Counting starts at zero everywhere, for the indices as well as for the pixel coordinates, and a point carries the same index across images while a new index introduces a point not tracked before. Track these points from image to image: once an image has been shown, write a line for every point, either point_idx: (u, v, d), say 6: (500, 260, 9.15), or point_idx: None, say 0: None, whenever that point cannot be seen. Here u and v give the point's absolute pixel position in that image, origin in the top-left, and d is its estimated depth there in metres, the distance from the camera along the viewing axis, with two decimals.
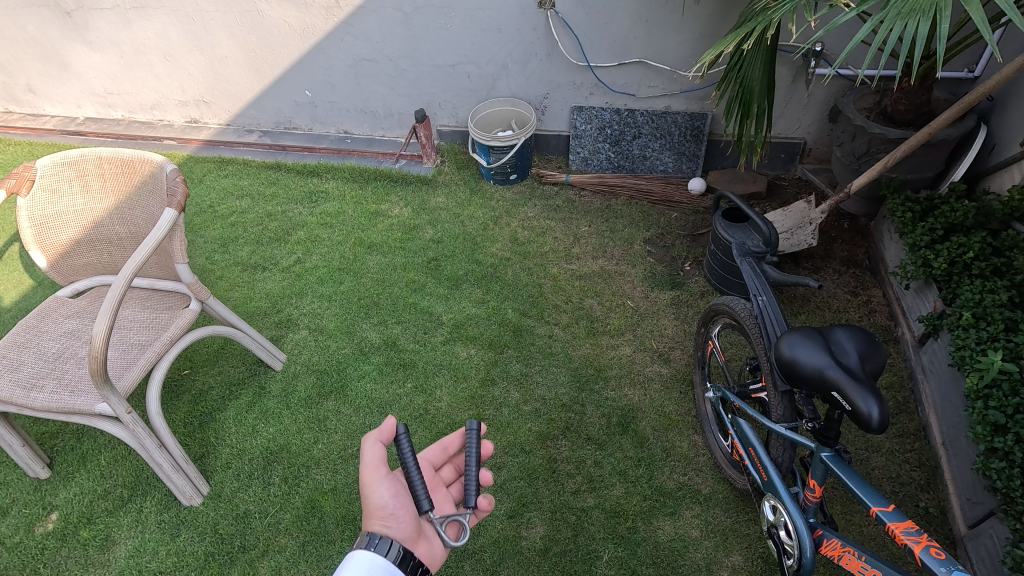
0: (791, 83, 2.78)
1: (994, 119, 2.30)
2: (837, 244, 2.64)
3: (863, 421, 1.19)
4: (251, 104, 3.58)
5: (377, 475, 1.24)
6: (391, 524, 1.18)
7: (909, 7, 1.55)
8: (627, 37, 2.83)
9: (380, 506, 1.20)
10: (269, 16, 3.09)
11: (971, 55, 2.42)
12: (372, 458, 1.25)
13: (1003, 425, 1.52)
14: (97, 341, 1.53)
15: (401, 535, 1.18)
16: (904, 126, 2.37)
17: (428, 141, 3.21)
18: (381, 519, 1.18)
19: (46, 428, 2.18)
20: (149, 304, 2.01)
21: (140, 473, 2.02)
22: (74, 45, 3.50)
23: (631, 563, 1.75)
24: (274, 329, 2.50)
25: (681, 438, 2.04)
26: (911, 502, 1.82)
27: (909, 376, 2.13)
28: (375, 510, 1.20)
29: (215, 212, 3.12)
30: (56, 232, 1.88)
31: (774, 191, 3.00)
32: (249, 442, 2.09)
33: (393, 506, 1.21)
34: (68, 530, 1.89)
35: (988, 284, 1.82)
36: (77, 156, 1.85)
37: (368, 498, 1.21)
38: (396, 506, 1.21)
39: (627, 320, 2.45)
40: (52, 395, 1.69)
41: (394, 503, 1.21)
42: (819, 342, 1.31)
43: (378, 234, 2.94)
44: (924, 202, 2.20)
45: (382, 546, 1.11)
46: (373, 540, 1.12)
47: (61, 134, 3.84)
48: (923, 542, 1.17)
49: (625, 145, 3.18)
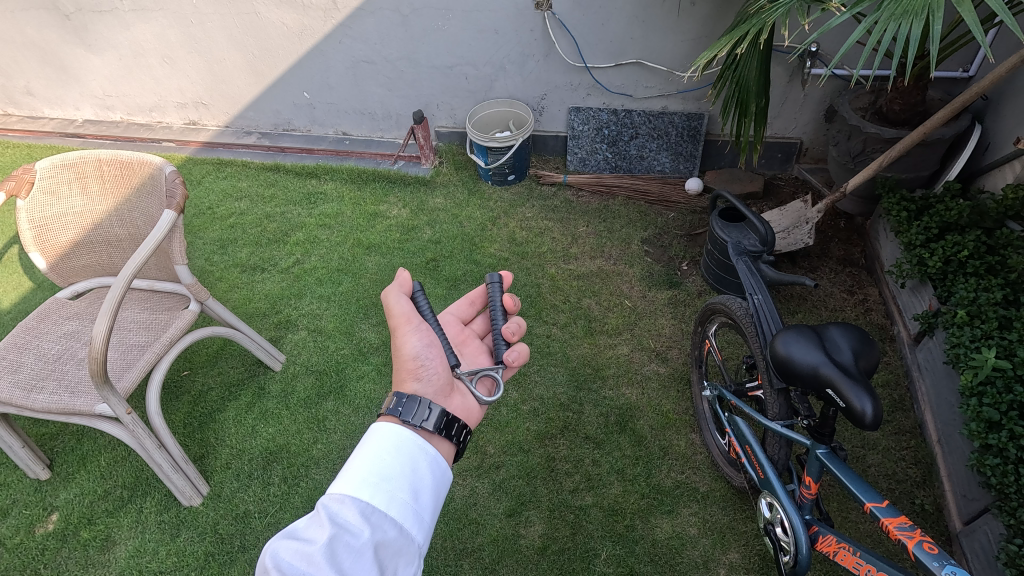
0: (787, 84, 2.80)
1: (988, 119, 2.31)
2: (833, 244, 2.66)
3: (857, 417, 1.20)
4: (250, 105, 3.60)
5: (410, 326, 1.22)
6: (423, 375, 1.17)
7: (902, 8, 1.57)
8: (624, 39, 2.84)
9: (412, 356, 1.18)
10: (267, 18, 3.10)
11: (965, 55, 2.44)
12: (400, 309, 1.23)
13: (997, 422, 1.54)
14: (97, 342, 1.54)
15: (434, 388, 1.16)
16: (899, 125, 2.39)
17: (426, 142, 3.22)
18: (414, 371, 1.17)
19: (46, 429, 2.18)
20: (149, 305, 2.01)
21: (140, 474, 2.03)
22: (73, 48, 3.50)
23: (629, 561, 1.76)
24: (273, 330, 2.50)
25: (679, 436, 2.05)
26: (907, 499, 1.84)
27: (905, 374, 2.14)
28: (407, 361, 1.18)
29: (214, 214, 3.13)
30: (56, 233, 1.88)
31: (770, 191, 3.01)
32: (249, 443, 2.10)
33: (425, 358, 1.19)
34: (68, 531, 1.90)
35: (983, 283, 1.84)
36: (76, 158, 1.86)
37: (399, 348, 1.19)
38: (429, 357, 1.20)
39: (624, 319, 2.46)
40: (52, 396, 1.69)
41: (426, 354, 1.20)
42: (814, 340, 1.33)
43: (377, 235, 2.95)
44: (919, 201, 2.21)
45: (411, 407, 1.03)
46: (401, 401, 1.04)
47: (60, 136, 3.85)
48: (916, 537, 1.19)
49: (623, 145, 3.19)
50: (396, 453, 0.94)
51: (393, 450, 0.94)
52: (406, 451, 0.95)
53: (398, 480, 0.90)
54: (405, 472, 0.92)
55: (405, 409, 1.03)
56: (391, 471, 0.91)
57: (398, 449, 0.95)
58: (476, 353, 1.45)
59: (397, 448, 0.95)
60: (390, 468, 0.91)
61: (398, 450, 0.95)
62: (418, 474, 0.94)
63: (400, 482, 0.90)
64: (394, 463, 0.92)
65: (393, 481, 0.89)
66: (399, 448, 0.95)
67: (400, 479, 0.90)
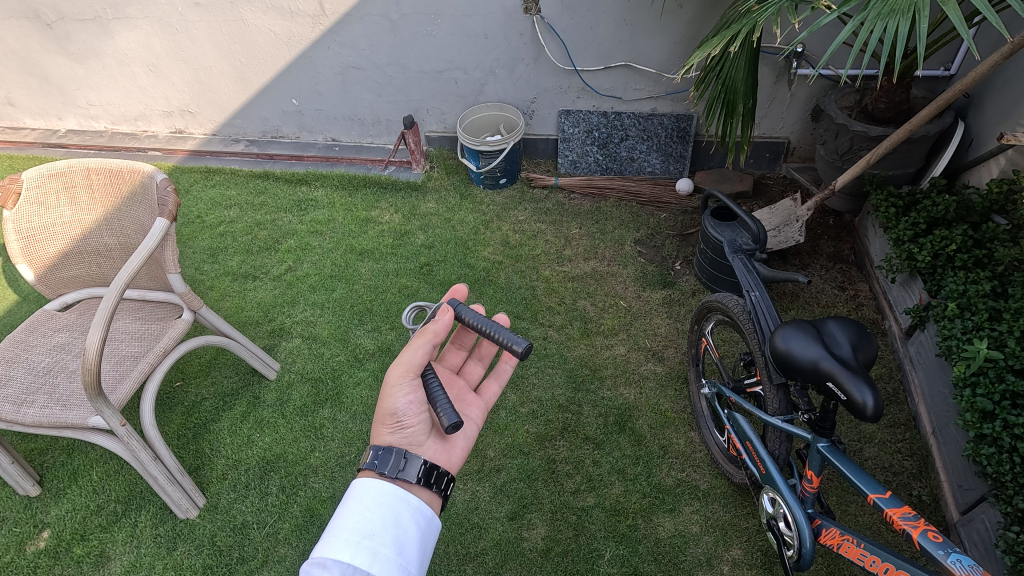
0: (774, 83, 2.83)
1: (971, 116, 2.36)
2: (823, 240, 2.69)
3: (858, 409, 1.21)
4: (236, 113, 3.57)
5: (399, 379, 1.21)
6: (398, 430, 1.20)
7: (889, 7, 1.59)
8: (613, 42, 2.86)
9: (393, 412, 1.20)
10: (254, 25, 3.08)
11: (947, 54, 2.49)
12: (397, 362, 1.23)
13: (991, 412, 1.55)
14: (90, 353, 1.51)
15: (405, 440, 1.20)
16: (885, 123, 2.43)
17: (417, 147, 3.21)
18: (393, 424, 1.20)
19: (35, 444, 2.14)
20: (141, 315, 1.98)
21: (133, 487, 1.99)
22: (55, 57, 3.45)
23: (633, 560, 1.76)
24: (267, 338, 2.48)
25: (678, 435, 2.06)
26: (905, 490, 1.86)
27: (897, 367, 2.17)
28: (387, 413, 1.21)
29: (203, 222, 3.09)
30: (43, 245, 1.85)
31: (760, 190, 3.05)
32: (245, 452, 2.07)
33: (404, 414, 1.21)
34: (61, 548, 1.85)
35: (971, 276, 1.87)
36: (64, 167, 1.83)
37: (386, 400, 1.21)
38: (406, 414, 1.21)
39: (620, 320, 2.47)
40: (44, 410, 1.66)
41: (406, 411, 1.21)
42: (812, 335, 1.34)
43: (369, 240, 2.93)
44: (906, 197, 2.25)
45: (388, 458, 1.08)
46: (378, 453, 1.09)
47: (42, 146, 3.79)
48: (920, 526, 1.21)
49: (613, 147, 3.21)
50: (376, 509, 1.00)
51: (374, 506, 1.01)
52: (386, 504, 1.02)
53: (379, 536, 0.96)
54: (388, 526, 0.98)
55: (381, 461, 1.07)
56: (373, 528, 0.97)
57: (380, 504, 1.01)
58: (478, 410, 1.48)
59: (379, 504, 1.01)
60: (371, 526, 0.97)
61: (379, 504, 1.02)
62: (400, 525, 1.00)
63: (382, 538, 0.96)
64: (376, 519, 0.99)
65: (374, 538, 0.95)
66: (380, 503, 1.01)
67: (381, 535, 0.96)
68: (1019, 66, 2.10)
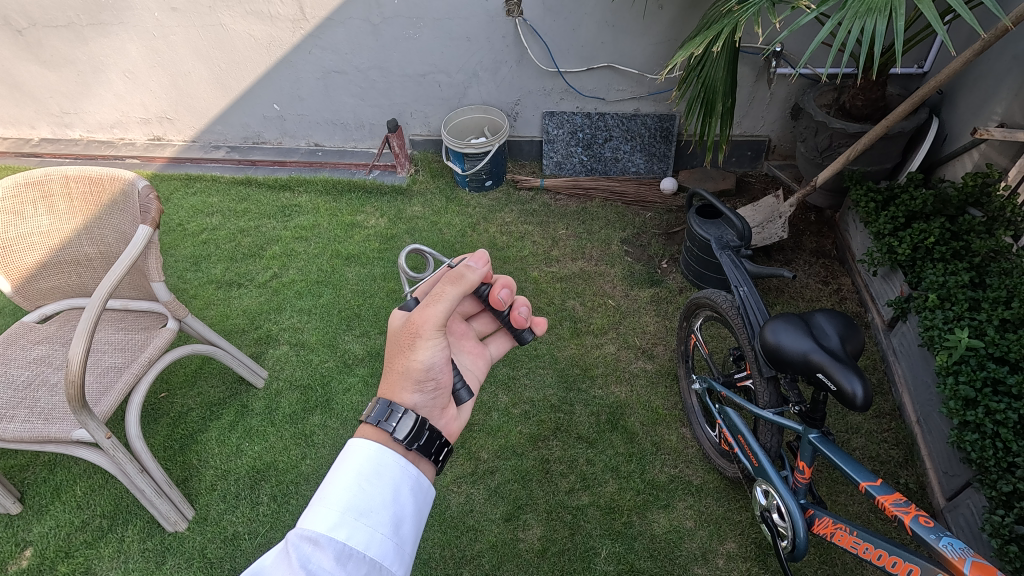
0: (754, 83, 2.88)
1: (944, 112, 2.42)
2: (806, 236, 2.74)
3: (847, 400, 1.24)
4: (217, 119, 3.52)
5: (433, 336, 1.04)
6: (428, 390, 1.07)
7: (866, 7, 1.63)
8: (595, 44, 2.89)
9: (425, 369, 1.05)
10: (234, 30, 3.05)
11: (920, 52, 2.56)
12: (427, 315, 1.03)
13: (973, 399, 1.59)
14: (74, 365, 1.47)
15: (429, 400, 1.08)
16: (862, 120, 2.48)
17: (401, 151, 3.19)
18: (419, 382, 1.06)
19: (15, 461, 2.08)
20: (124, 325, 1.94)
21: (119, 501, 1.95)
22: (27, 64, 3.37)
23: (630, 557, 1.76)
24: (253, 346, 2.44)
25: (670, 431, 2.08)
26: (893, 479, 1.89)
27: (881, 358, 2.21)
28: (419, 369, 1.05)
29: (185, 230, 3.04)
30: (20, 256, 1.80)
31: (742, 187, 3.09)
32: (234, 462, 2.03)
33: (435, 370, 1.07)
34: (44, 566, 1.80)
35: (950, 267, 1.91)
36: (41, 175, 1.77)
37: (412, 357, 1.04)
38: (437, 369, 1.07)
39: (609, 319, 2.48)
40: (25, 424, 1.61)
41: (437, 367, 1.07)
42: (802, 327, 1.36)
43: (355, 245, 2.91)
44: (885, 191, 2.29)
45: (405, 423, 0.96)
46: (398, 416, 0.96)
47: (15, 156, 3.70)
48: (911, 512, 1.24)
49: (598, 148, 3.23)
50: (377, 482, 0.89)
51: (373, 478, 0.89)
52: (387, 477, 0.90)
53: (377, 514, 0.85)
54: (386, 502, 0.87)
55: (398, 426, 0.95)
56: (371, 504, 0.86)
57: (378, 476, 0.90)
58: (474, 372, 1.36)
59: (377, 476, 0.90)
60: (369, 501, 0.86)
61: (377, 476, 0.90)
62: (400, 501, 0.89)
63: (381, 516, 0.85)
64: (374, 493, 0.87)
65: (373, 515, 0.84)
66: (378, 476, 0.90)
67: (380, 513, 0.86)
68: (989, 64, 2.16)
